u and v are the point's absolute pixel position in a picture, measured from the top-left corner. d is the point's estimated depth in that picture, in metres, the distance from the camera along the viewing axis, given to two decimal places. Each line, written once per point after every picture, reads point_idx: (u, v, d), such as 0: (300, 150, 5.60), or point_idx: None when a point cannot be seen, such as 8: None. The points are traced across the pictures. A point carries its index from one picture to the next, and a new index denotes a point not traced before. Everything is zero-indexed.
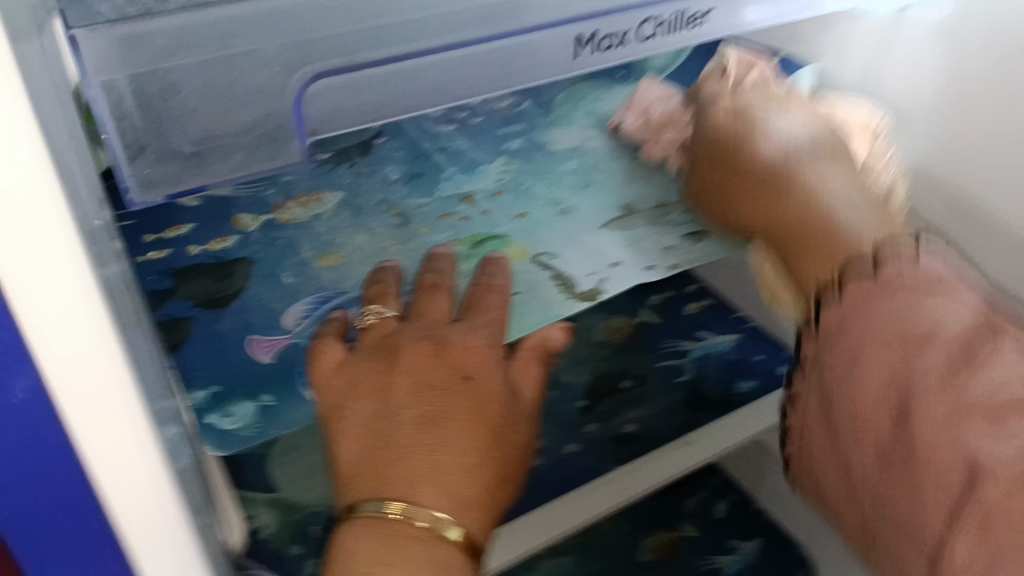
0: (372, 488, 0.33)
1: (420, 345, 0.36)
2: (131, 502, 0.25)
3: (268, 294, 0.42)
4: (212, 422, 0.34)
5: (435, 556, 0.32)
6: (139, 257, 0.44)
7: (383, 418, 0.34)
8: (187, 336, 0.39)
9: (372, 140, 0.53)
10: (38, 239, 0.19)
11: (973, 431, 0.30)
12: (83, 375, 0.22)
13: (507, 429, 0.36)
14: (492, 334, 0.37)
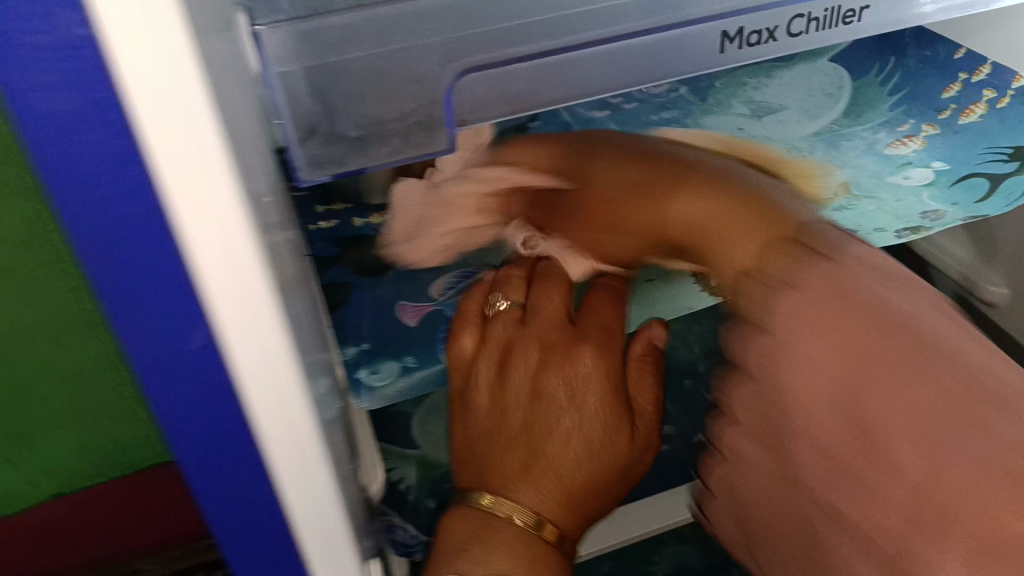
0: (475, 479, 0.41)
1: (528, 349, 0.41)
2: (284, 444, 0.25)
3: (419, 264, 0.45)
4: (361, 377, 0.38)
5: (525, 537, 0.39)
6: (310, 226, 0.48)
7: (491, 420, 0.41)
8: (346, 299, 0.43)
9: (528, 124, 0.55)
10: (195, 167, 0.18)
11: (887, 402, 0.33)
12: (267, 366, 0.23)
13: (597, 454, 0.40)
14: (599, 341, 0.41)
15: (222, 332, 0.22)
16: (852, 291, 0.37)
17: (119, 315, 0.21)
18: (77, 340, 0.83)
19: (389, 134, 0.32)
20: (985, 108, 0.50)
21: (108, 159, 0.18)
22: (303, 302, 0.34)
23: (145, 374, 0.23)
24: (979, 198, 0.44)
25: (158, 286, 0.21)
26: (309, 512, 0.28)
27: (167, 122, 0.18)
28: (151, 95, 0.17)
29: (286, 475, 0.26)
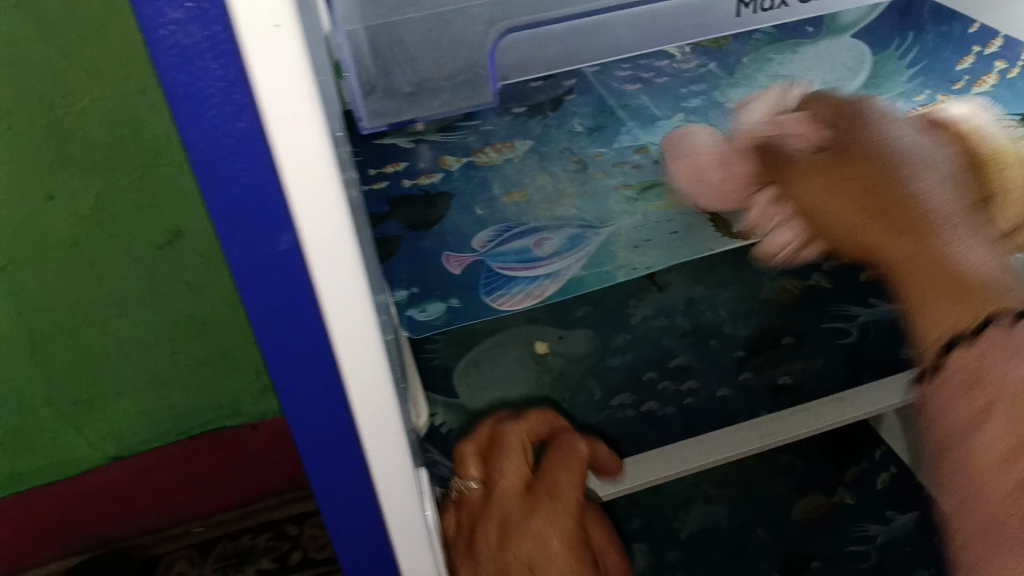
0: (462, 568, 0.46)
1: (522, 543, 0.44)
2: (354, 348, 0.29)
3: (463, 221, 0.49)
4: (412, 315, 0.43)
5: None
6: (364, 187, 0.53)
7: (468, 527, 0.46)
8: (397, 250, 0.47)
9: (564, 97, 0.59)
10: (287, 88, 0.23)
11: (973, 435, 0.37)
12: (338, 270, 0.27)
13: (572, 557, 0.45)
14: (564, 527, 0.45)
15: (301, 232, 0.26)
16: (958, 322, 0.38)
17: (221, 219, 0.26)
18: (138, 306, 0.88)
19: (438, 90, 0.37)
20: (996, 80, 0.52)
21: (219, 82, 0.23)
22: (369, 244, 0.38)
23: (238, 277, 0.27)
24: None
25: (253, 193, 0.25)
26: (372, 420, 0.32)
27: (266, 49, 0.22)
28: (256, 28, 0.22)
29: (353, 378, 0.30)
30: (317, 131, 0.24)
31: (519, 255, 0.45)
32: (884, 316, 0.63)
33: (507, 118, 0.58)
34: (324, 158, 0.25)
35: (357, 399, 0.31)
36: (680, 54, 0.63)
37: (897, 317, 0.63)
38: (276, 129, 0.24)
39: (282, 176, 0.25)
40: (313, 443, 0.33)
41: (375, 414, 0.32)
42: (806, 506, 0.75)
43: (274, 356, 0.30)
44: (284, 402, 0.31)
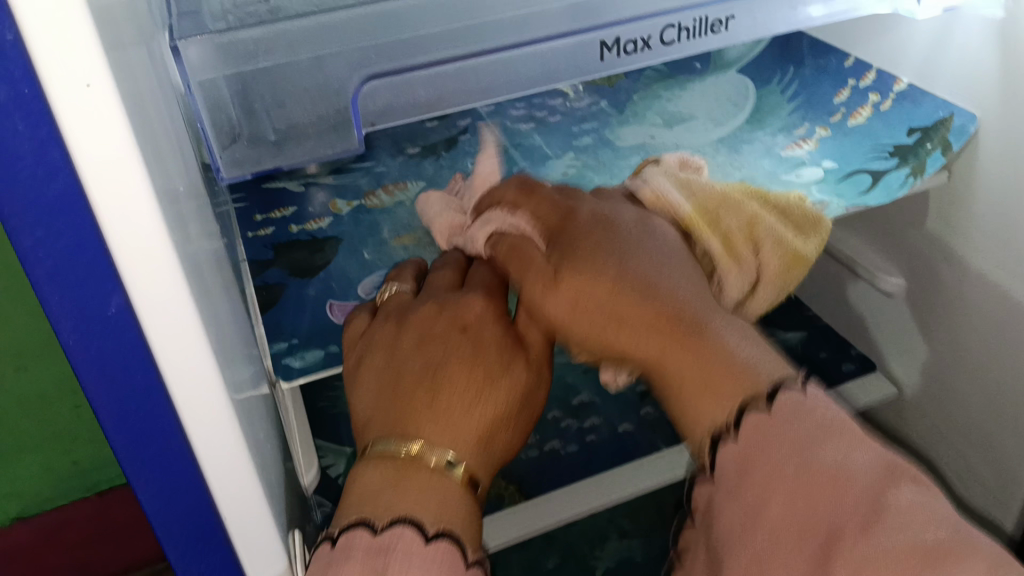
0: (382, 430, 0.35)
1: (412, 368, 0.36)
2: (202, 406, 0.28)
3: (349, 267, 0.48)
4: (289, 365, 0.42)
5: (441, 490, 0.33)
6: (248, 234, 0.52)
7: (390, 370, 0.37)
8: (279, 299, 0.46)
9: (457, 138, 0.59)
10: (107, 149, 0.22)
11: (466, 425, 0.35)
12: (178, 329, 0.26)
13: (491, 410, 0.36)
14: (486, 361, 0.37)
15: (131, 292, 0.25)
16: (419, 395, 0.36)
17: (42, 281, 0.24)
18: (32, 360, 0.83)
19: (304, 137, 0.39)
20: (870, 111, 0.54)
21: (29, 142, 0.22)
22: (224, 294, 0.36)
23: (71, 340, 0.26)
24: (863, 190, 0.48)
25: (76, 255, 0.24)
26: (227, 479, 0.31)
27: (83, 110, 0.21)
28: (73, 90, 0.21)
29: (203, 439, 0.29)
30: (144, 191, 0.23)
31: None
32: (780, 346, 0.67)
33: (400, 160, 0.58)
34: (154, 217, 0.24)
35: (210, 461, 0.30)
36: (574, 93, 0.63)
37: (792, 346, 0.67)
38: (99, 189, 0.23)
39: (106, 236, 0.24)
40: (167, 514, 0.31)
41: (231, 473, 0.30)
42: None
43: (112, 424, 0.28)
44: (130, 473, 0.29)
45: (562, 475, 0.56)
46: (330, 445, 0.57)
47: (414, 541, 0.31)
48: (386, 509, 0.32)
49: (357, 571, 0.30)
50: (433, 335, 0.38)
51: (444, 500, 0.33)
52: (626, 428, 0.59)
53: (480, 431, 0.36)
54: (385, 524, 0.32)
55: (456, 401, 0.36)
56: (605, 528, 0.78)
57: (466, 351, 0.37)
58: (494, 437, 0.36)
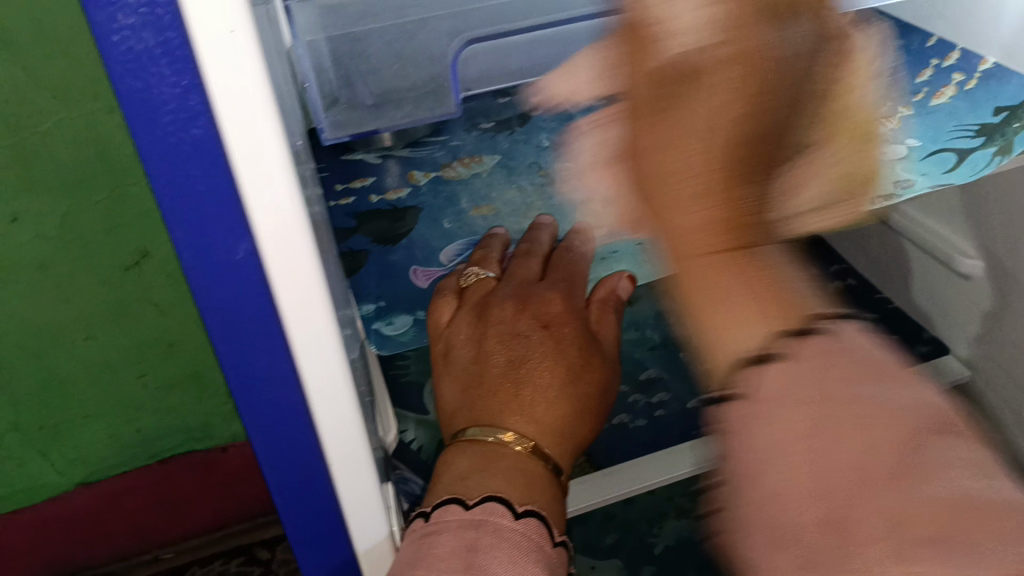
0: (468, 418, 0.40)
1: (496, 361, 0.41)
2: (315, 352, 0.29)
3: (430, 235, 0.49)
4: (378, 328, 0.43)
5: (525, 468, 0.38)
6: (331, 203, 0.53)
7: (476, 363, 0.41)
8: (364, 264, 0.47)
9: (530, 113, 0.59)
10: (245, 100, 0.23)
11: (544, 412, 0.39)
12: (298, 276, 0.27)
13: (568, 398, 0.40)
14: (564, 356, 0.41)
15: (258, 236, 0.26)
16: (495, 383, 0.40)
17: (175, 224, 0.25)
18: (105, 330, 0.85)
19: (403, 100, 0.41)
20: (955, 90, 0.53)
21: (173, 88, 0.23)
22: (328, 252, 0.38)
23: (197, 283, 0.27)
24: (949, 168, 0.48)
25: (209, 199, 0.25)
26: (334, 427, 0.32)
27: (225, 61, 0.22)
28: (217, 42, 0.22)
29: (314, 384, 0.30)
30: (276, 141, 0.24)
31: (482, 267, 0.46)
32: (849, 327, 0.64)
33: (475, 133, 0.58)
34: (282, 166, 0.24)
35: (319, 407, 0.31)
36: None
37: (862, 328, 0.64)
38: (234, 138, 0.24)
39: (238, 183, 0.25)
40: (276, 456, 0.33)
41: (338, 421, 0.31)
42: None
43: (231, 365, 0.29)
44: (243, 413, 0.31)
45: (631, 448, 0.57)
46: (403, 412, 0.58)
47: (505, 517, 0.35)
48: (477, 487, 0.37)
49: (452, 543, 0.34)
50: (512, 332, 0.42)
51: (527, 480, 0.38)
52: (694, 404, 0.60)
53: (562, 418, 0.40)
54: (476, 501, 0.36)
55: (534, 390, 0.40)
56: (663, 507, 0.78)
57: (544, 344, 0.41)
58: (574, 423, 0.41)
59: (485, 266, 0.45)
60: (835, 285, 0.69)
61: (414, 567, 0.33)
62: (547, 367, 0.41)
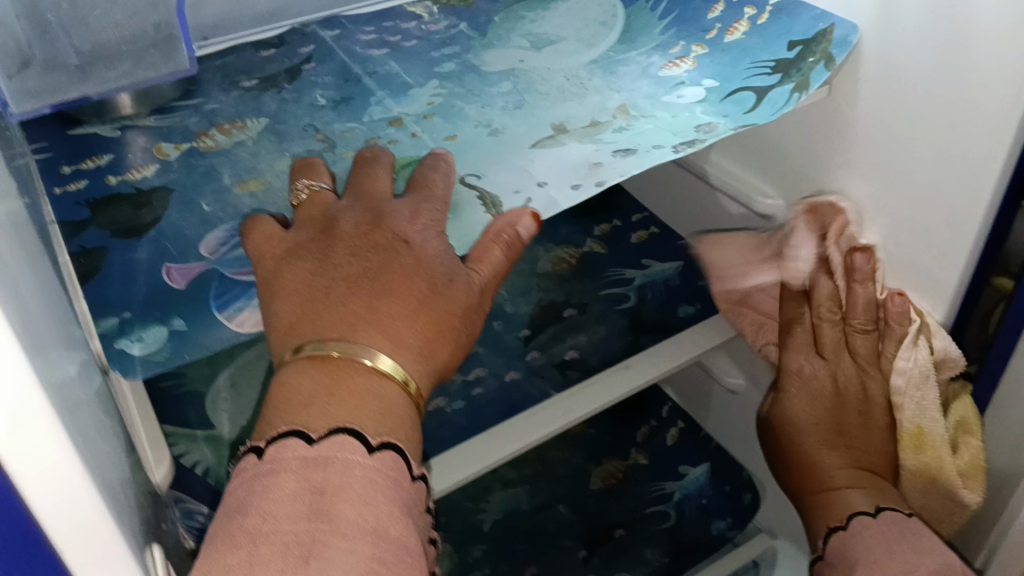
0: (308, 333, 0.33)
1: (346, 268, 0.35)
2: (24, 449, 0.20)
3: (185, 221, 0.41)
4: (123, 348, 0.34)
5: (379, 394, 0.31)
6: (56, 190, 0.43)
7: (319, 275, 0.35)
8: (101, 267, 0.38)
9: (300, 67, 0.51)
10: None
11: (394, 326, 0.33)
12: None
13: (421, 313, 0.34)
14: (426, 271, 0.35)
15: None
16: (335, 293, 0.34)
17: None
18: None
19: None
20: (748, 26, 0.52)
21: None
22: (50, 324, 0.29)
23: None
24: (749, 108, 0.46)
25: None
26: (66, 534, 0.23)
27: None
28: None
29: (32, 489, 0.21)
30: None
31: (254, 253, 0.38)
32: (658, 277, 0.63)
33: (234, 94, 0.49)
34: None
35: (43, 512, 0.22)
36: (427, 15, 0.57)
37: (670, 276, 0.63)
38: None
39: None
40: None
41: (70, 525, 0.23)
42: (603, 474, 0.75)
43: None
44: None
45: (447, 436, 0.53)
46: (178, 431, 0.50)
47: (357, 450, 0.29)
48: (320, 418, 0.30)
49: (296, 480, 0.27)
50: (363, 247, 0.36)
51: (363, 421, 0.30)
52: (512, 377, 0.56)
53: (426, 343, 0.34)
54: (324, 433, 0.29)
55: (378, 302, 0.33)
56: (489, 481, 0.76)
57: (377, 258, 0.35)
58: (438, 344, 0.34)
59: (317, 176, 0.40)
60: (640, 234, 0.67)
61: (243, 512, 0.27)
62: (395, 285, 0.34)
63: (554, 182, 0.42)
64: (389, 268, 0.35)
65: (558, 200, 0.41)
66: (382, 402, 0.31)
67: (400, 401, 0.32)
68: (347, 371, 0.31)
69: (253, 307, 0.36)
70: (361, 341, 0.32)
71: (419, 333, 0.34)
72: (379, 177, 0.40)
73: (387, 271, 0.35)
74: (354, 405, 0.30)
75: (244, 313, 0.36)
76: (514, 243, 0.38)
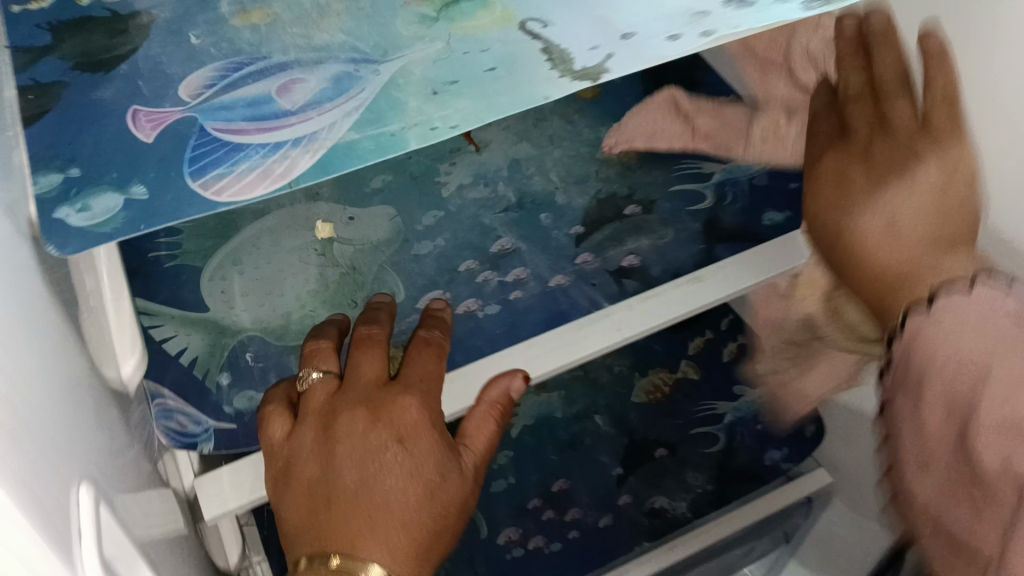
0: (315, 403, 0.38)
1: (355, 408, 0.37)
2: None
3: (166, 53, 0.32)
4: (63, 217, 0.26)
5: (365, 555, 0.33)
6: (15, 9, 0.34)
7: (324, 438, 0.36)
8: (54, 104, 0.30)
9: None
10: None
11: (384, 498, 0.34)
12: None
13: (420, 502, 0.35)
14: (425, 401, 0.37)
15: None
16: (344, 420, 0.36)
17: None
18: None
19: None
20: None
21: None
22: None
23: None
24: None
25: None
26: None
27: None
28: None
29: None
30: None
31: (252, 109, 0.29)
32: (742, 175, 0.54)
33: None
34: None
35: None
36: None
37: (757, 175, 0.54)
38: None
39: None
40: None
41: None
42: (647, 386, 0.67)
43: None
44: None
45: (478, 346, 0.44)
46: (165, 310, 0.43)
47: None
48: (306, 523, 0.34)
49: (301, 503, 0.35)
50: (364, 394, 0.37)
51: (350, 550, 0.33)
52: (558, 282, 0.47)
53: (420, 520, 0.35)
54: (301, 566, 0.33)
55: (377, 480, 0.35)
56: None
57: (375, 442, 0.35)
58: (437, 528, 0.36)
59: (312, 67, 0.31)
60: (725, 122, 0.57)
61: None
62: (387, 461, 0.35)
63: (645, 30, 0.32)
64: (407, 388, 0.38)
65: (648, 48, 0.31)
66: (367, 537, 0.34)
67: (393, 524, 0.34)
68: (359, 402, 0.37)
69: (236, 175, 0.27)
70: (364, 372, 0.39)
71: (412, 512, 0.35)
72: (380, 339, 0.41)
73: (382, 447, 0.35)
74: (335, 532, 0.34)
75: (225, 181, 0.27)
76: (504, 407, 0.41)
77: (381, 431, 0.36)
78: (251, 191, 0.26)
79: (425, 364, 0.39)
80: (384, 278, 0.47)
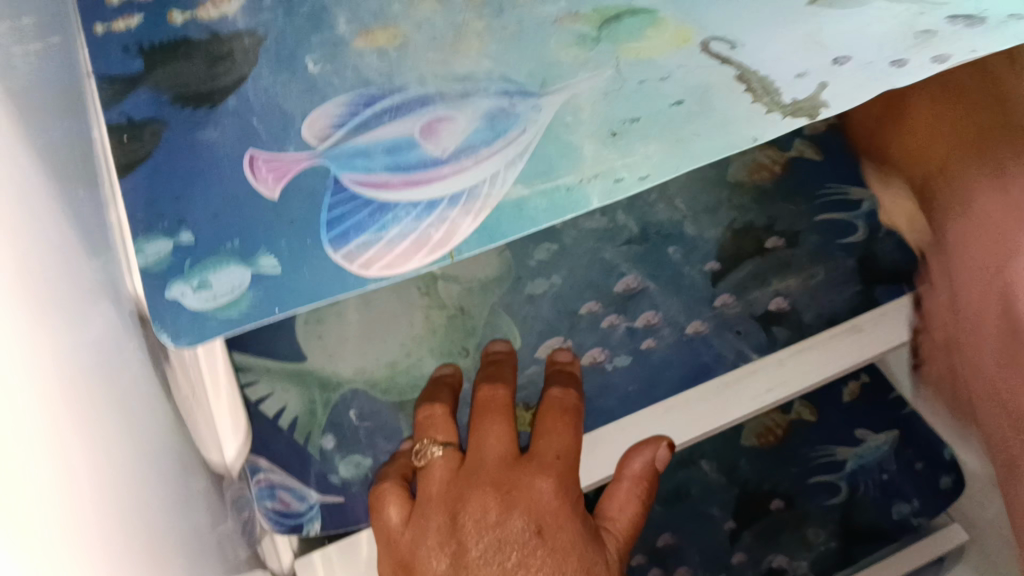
0: (437, 485, 0.33)
1: (484, 489, 0.32)
2: None
3: (280, 83, 0.27)
4: (178, 300, 0.21)
5: None
6: (97, 28, 0.29)
7: (449, 527, 0.31)
8: (152, 150, 0.25)
9: None
10: None
11: None
12: None
13: None
14: (562, 482, 0.32)
15: None
16: (469, 503, 0.31)
17: None
18: None
19: None
20: None
21: None
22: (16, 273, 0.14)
23: None
24: None
25: None
26: None
27: None
28: None
29: None
30: None
31: (393, 156, 0.24)
32: None
33: None
34: None
35: None
36: None
37: None
38: None
39: None
40: None
41: None
42: (760, 428, 0.60)
43: None
44: None
45: (610, 405, 0.39)
46: (256, 361, 0.39)
47: None
48: None
49: None
50: (492, 471, 0.32)
51: None
52: (695, 329, 0.41)
53: None
54: None
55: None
56: None
57: (509, 530, 0.30)
58: None
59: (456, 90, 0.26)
60: None
61: None
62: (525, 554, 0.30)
63: (861, 54, 0.26)
64: (542, 465, 0.32)
65: (867, 76, 0.26)
66: None
67: None
68: (488, 483, 0.32)
69: (386, 244, 0.22)
70: (490, 441, 0.33)
71: None
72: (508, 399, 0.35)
73: (518, 536, 0.30)
74: None
75: (373, 252, 0.22)
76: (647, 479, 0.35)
77: (516, 517, 0.31)
78: (405, 266, 0.21)
79: (558, 432, 0.34)
80: (497, 322, 0.41)
